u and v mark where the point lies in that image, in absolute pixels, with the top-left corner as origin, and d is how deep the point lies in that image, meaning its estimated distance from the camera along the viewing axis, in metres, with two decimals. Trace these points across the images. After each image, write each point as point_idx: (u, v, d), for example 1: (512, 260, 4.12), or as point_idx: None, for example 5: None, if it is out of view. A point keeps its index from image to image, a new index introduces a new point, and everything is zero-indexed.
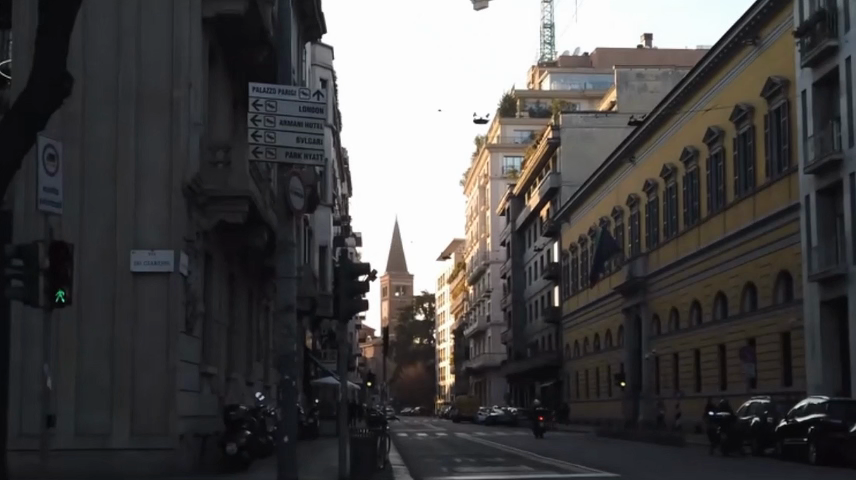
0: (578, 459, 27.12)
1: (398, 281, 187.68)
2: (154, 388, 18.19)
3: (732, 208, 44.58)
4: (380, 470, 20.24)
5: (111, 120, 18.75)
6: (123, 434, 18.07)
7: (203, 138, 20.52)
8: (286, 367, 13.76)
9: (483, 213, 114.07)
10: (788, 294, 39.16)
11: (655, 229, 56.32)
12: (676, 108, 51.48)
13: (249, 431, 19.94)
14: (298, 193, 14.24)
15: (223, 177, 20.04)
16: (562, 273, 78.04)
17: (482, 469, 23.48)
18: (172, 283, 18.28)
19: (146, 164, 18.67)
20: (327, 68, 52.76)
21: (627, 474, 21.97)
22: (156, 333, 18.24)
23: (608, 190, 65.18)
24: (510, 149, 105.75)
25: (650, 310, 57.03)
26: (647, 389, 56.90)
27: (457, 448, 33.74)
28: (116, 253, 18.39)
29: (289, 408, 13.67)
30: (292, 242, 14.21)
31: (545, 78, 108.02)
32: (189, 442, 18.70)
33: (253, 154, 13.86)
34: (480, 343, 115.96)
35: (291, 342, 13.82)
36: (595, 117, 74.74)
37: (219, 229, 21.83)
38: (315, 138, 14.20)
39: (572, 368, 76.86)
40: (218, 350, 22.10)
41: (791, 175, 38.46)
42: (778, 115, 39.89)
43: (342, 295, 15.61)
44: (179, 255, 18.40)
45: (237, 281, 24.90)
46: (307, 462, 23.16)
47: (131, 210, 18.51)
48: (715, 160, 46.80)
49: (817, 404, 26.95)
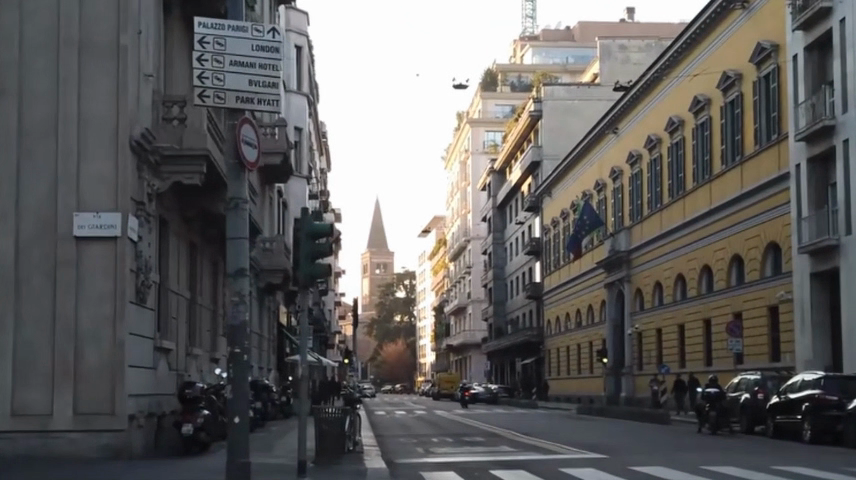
0: (561, 439, 25.76)
1: (379, 258, 186.54)
2: (100, 364, 16.58)
3: (719, 178, 43.30)
4: (349, 452, 18.84)
5: (50, 69, 17.04)
6: (65, 414, 16.42)
7: (156, 92, 19.01)
8: (237, 338, 12.24)
9: (463, 187, 112.70)
10: (777, 266, 37.91)
11: (638, 202, 55.02)
12: (661, 77, 50.07)
13: (206, 412, 18.28)
14: (250, 143, 12.71)
15: (178, 134, 18.56)
16: (544, 248, 76.89)
17: (459, 450, 22.09)
18: (120, 248, 16.68)
19: (90, 117, 17.02)
20: (301, 34, 49.87)
21: (615, 455, 20.42)
22: (102, 302, 16.65)
23: (590, 162, 63.79)
24: (491, 123, 104.19)
25: (633, 285, 55.86)
26: (629, 367, 55.75)
27: (436, 427, 32.31)
28: (56, 215, 16.73)
29: (240, 385, 12.14)
30: (245, 200, 12.67)
31: (527, 51, 107.05)
32: (137, 423, 17.13)
33: (200, 99, 12.22)
34: (461, 320, 114.73)
35: (242, 310, 12.29)
36: (577, 88, 73.53)
37: (176, 192, 20.21)
38: (271, 82, 12.57)
39: (552, 344, 75.86)
40: (175, 322, 20.57)
41: (781, 142, 37.14)
42: (767, 81, 38.55)
43: (301, 259, 13.84)
44: (127, 218, 16.78)
45: (198, 251, 23.31)
46: (271, 445, 21.61)
47: (73, 168, 16.86)
48: (701, 130, 45.47)
49: (812, 380, 25.59)
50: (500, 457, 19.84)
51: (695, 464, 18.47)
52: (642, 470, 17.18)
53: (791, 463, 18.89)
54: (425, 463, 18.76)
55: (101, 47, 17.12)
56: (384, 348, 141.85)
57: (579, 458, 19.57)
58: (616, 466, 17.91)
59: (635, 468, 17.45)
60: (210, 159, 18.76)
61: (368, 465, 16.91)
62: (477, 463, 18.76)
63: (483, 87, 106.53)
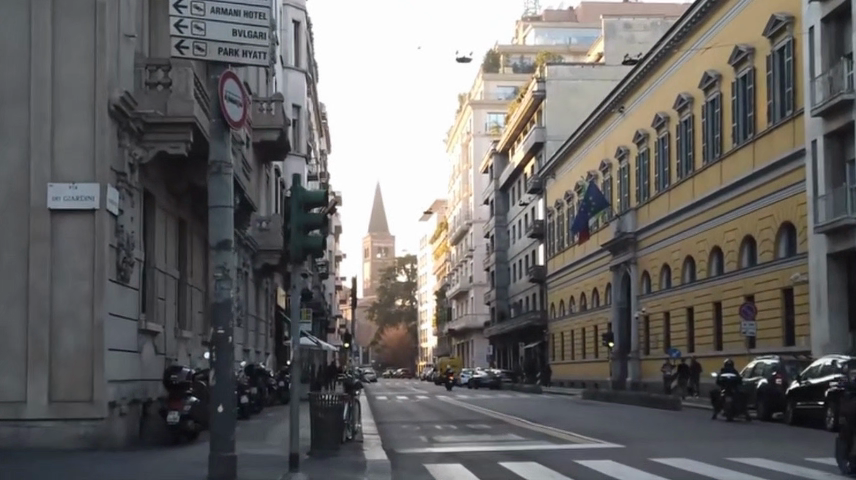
0: (571, 426, 24.49)
1: (380, 242, 185.31)
2: (77, 347, 15.29)
3: (729, 157, 41.98)
4: (347, 441, 17.59)
5: (22, 28, 15.73)
6: (40, 402, 15.08)
7: (138, 55, 17.75)
8: (221, 318, 10.99)
9: (464, 170, 111.32)
10: (791, 248, 36.62)
11: (645, 183, 53.64)
12: (670, 53, 48.65)
13: (193, 398, 17.00)
14: (234, 100, 11.37)
15: (163, 101, 17.33)
16: (547, 231, 75.57)
17: (465, 439, 20.79)
18: (98, 222, 15.41)
19: (65, 81, 15.72)
20: (299, 8, 47.51)
21: (632, 444, 19.15)
22: (80, 281, 15.36)
23: (596, 142, 62.39)
24: (493, 106, 102.66)
25: (640, 268, 54.59)
26: (636, 352, 54.49)
27: (439, 414, 31.04)
28: (29, 187, 15.43)
29: (224, 370, 10.88)
30: (230, 162, 11.42)
31: (530, 32, 105.44)
32: (118, 411, 15.79)
33: (178, 51, 10.88)
34: (463, 304, 113.61)
35: (224, 286, 11.04)
36: (581, 68, 72.04)
37: (162, 165, 18.91)
38: (257, 32, 11.20)
39: (556, 328, 74.64)
40: (163, 303, 19.31)
41: (797, 118, 35.72)
42: (782, 55, 37.11)
43: (291, 233, 12.52)
44: (106, 190, 15.50)
45: (188, 228, 22.03)
46: (265, 433, 20.28)
47: (47, 133, 15.54)
48: (711, 107, 44.14)
49: (834, 365, 24.29)
50: (510, 447, 18.55)
51: (721, 455, 17.20)
52: (665, 462, 15.88)
53: (820, 453, 17.63)
54: (429, 453, 17.48)
55: (77, 3, 15.78)
56: (385, 333, 140.72)
57: (594, 448, 18.25)
58: (636, 457, 16.65)
59: (657, 460, 16.13)
60: (197, 127, 17.53)
61: (368, 458, 15.60)
62: (485, 454, 17.42)
63: (485, 69, 104.93)
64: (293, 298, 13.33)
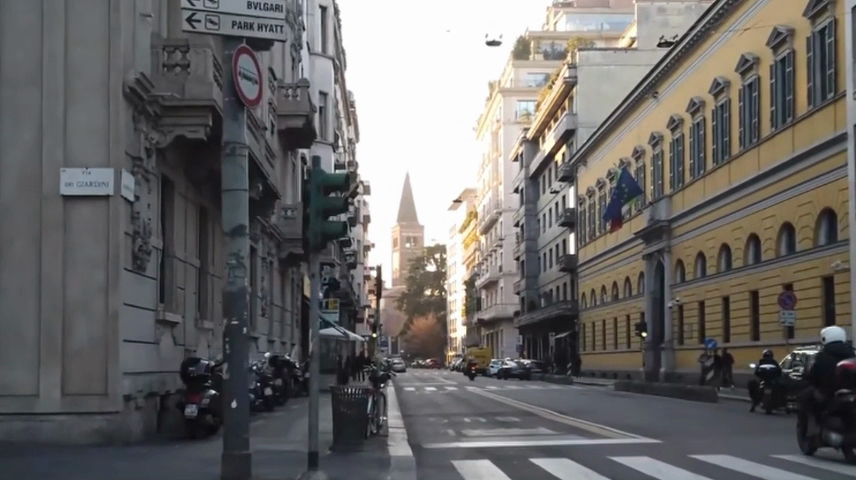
0: (604, 420, 23.62)
1: (409, 232, 184.70)
2: (91, 337, 14.74)
3: (767, 142, 40.76)
4: (372, 437, 16.92)
5: (33, 7, 15.12)
6: (53, 395, 14.55)
7: (156, 36, 17.12)
8: (234, 308, 10.31)
9: (494, 159, 110.29)
10: (831, 235, 35.43)
11: (679, 169, 52.46)
12: (707, 36, 47.40)
13: (212, 391, 16.46)
14: (248, 77, 10.62)
15: (180, 83, 16.71)
16: (578, 219, 74.48)
17: (493, 433, 20.02)
18: (113, 209, 14.82)
19: (76, 62, 15.13)
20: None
21: (669, 440, 18.27)
22: (94, 270, 14.80)
23: (628, 128, 61.20)
24: (524, 93, 101.56)
25: (674, 256, 53.51)
26: (670, 342, 53.41)
27: (468, 407, 30.29)
28: (41, 171, 14.86)
29: (237, 362, 10.21)
30: (245, 143, 10.69)
31: (561, 18, 104.00)
32: (133, 405, 15.22)
33: (189, 25, 10.18)
34: (492, 293, 112.72)
35: (238, 275, 10.37)
36: (614, 54, 70.76)
37: (181, 151, 18.32)
38: (273, 3, 10.42)
39: (587, 318, 73.59)
40: (183, 293, 18.75)
41: (837, 101, 34.41)
42: (823, 36, 35.88)
43: (311, 219, 11.83)
44: (120, 175, 14.91)
45: (209, 216, 21.43)
46: (286, 427, 19.66)
47: (60, 115, 14.98)
48: (748, 91, 42.95)
49: None
50: (542, 442, 17.73)
51: (762, 451, 16.26)
52: (704, 459, 15.00)
53: None
54: (456, 449, 16.76)
55: None
56: (414, 322, 140.14)
57: (630, 443, 17.39)
58: (674, 453, 15.78)
59: (695, 457, 15.25)
60: (217, 111, 16.92)
61: (393, 454, 14.92)
62: (515, 449, 16.63)
63: (516, 56, 103.72)
64: (313, 291, 12.50)
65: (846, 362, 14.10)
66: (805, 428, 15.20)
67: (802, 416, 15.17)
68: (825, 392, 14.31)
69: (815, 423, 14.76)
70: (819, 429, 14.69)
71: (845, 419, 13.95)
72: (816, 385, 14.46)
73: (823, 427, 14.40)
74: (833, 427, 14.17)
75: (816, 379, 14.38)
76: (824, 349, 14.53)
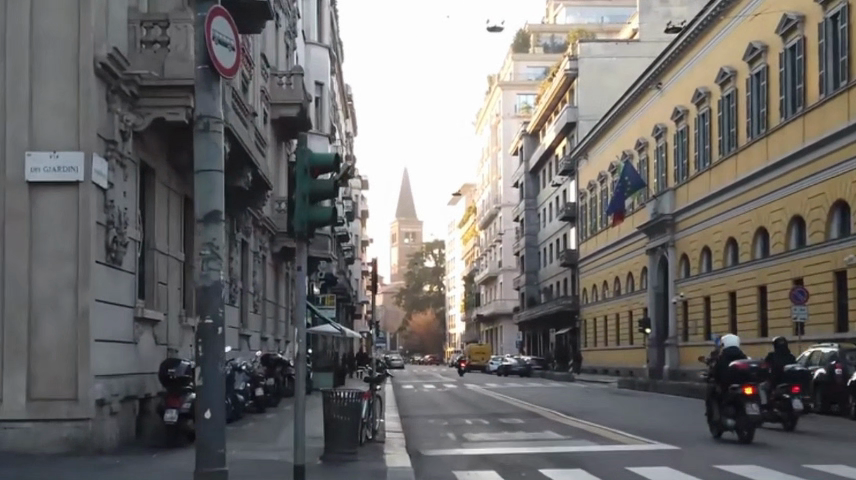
0: (613, 422, 22.41)
1: (407, 227, 183.10)
2: (59, 338, 13.49)
3: (776, 132, 39.49)
4: (366, 444, 15.71)
5: None
6: (18, 401, 13.30)
7: (133, 10, 15.79)
8: (206, 305, 8.76)
9: (494, 153, 108.99)
10: (844, 228, 34.17)
11: (684, 162, 51.25)
12: (713, 24, 46.13)
13: (193, 395, 15.22)
14: (225, 42, 9.14)
15: (160, 62, 15.44)
16: (579, 214, 73.28)
17: (497, 438, 18.76)
18: (83, 196, 13.57)
19: (44, 37, 13.86)
20: None
21: (686, 446, 17.08)
22: (62, 262, 13.56)
23: (631, 120, 59.95)
24: (523, 87, 100.28)
25: (678, 250, 52.28)
26: (674, 339, 52.21)
27: (470, 407, 29.08)
28: (3, 157, 13.60)
29: (208, 366, 8.62)
30: (220, 117, 9.17)
31: (561, 11, 102.55)
32: (107, 410, 13.97)
33: None
34: (491, 289, 111.49)
35: (211, 267, 8.83)
36: (616, 46, 69.63)
37: (162, 135, 17.07)
38: None
39: (588, 314, 72.38)
40: (164, 288, 17.47)
41: (850, 89, 33.11)
42: (835, 22, 34.59)
43: (296, 204, 10.52)
44: (91, 159, 13.64)
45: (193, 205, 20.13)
46: (276, 431, 18.45)
47: (25, 94, 13.72)
48: (756, 80, 41.71)
49: None
50: (551, 449, 16.50)
51: (791, 460, 14.99)
52: (730, 470, 13.70)
53: None
54: (458, 456, 15.52)
55: None
56: (412, 318, 138.75)
57: (646, 450, 16.12)
58: (696, 463, 14.55)
59: (721, 468, 13.96)
60: None
61: (389, 463, 13.68)
62: (521, 458, 15.36)
63: (516, 49, 102.31)
64: (300, 288, 11.12)
65: (738, 361, 17.03)
66: (710, 416, 17.83)
67: (708, 405, 17.84)
68: (723, 386, 17.17)
69: (716, 411, 17.53)
70: (719, 416, 17.45)
71: (736, 407, 16.82)
72: (716, 381, 17.37)
73: (721, 414, 17.22)
74: (729, 414, 17.00)
75: (716, 376, 17.26)
76: (722, 350, 17.36)
